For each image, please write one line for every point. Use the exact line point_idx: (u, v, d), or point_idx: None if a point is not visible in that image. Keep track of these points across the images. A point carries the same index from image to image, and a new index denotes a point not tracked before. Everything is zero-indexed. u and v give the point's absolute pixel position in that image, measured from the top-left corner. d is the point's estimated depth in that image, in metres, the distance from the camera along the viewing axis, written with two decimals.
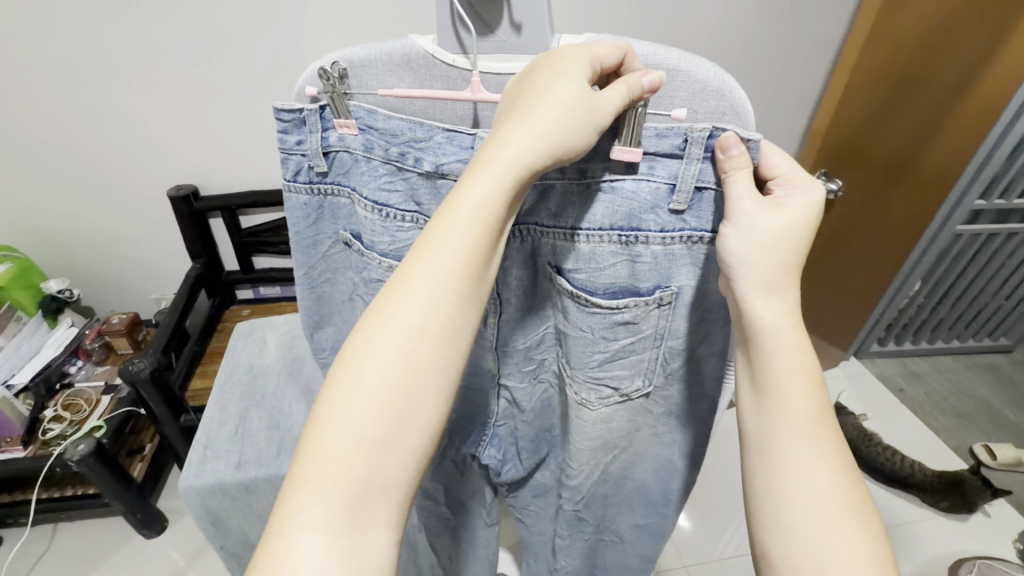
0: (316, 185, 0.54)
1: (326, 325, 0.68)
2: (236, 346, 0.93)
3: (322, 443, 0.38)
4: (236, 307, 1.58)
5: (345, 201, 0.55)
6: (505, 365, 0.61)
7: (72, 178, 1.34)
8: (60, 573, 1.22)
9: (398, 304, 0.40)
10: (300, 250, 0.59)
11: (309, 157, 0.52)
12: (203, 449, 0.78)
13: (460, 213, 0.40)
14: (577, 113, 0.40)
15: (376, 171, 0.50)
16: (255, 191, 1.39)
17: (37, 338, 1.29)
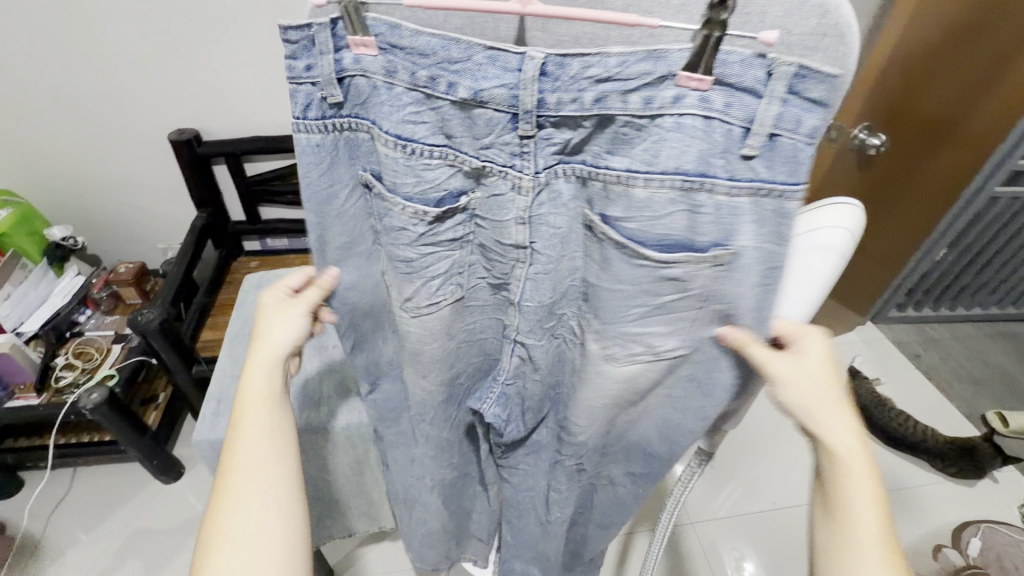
0: (330, 120, 0.48)
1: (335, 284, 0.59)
2: (247, 298, 0.90)
3: (223, 506, 0.49)
4: (243, 259, 1.56)
5: (366, 139, 0.49)
6: (524, 324, 0.57)
7: (69, 120, 1.27)
8: (82, 514, 1.25)
9: (247, 395, 0.54)
10: (314, 197, 0.52)
11: (320, 86, 0.46)
12: (215, 403, 0.76)
13: (253, 397, 0.54)
14: (285, 336, 0.57)
15: (399, 100, 0.44)
16: (260, 137, 1.32)
17: (44, 286, 1.26)
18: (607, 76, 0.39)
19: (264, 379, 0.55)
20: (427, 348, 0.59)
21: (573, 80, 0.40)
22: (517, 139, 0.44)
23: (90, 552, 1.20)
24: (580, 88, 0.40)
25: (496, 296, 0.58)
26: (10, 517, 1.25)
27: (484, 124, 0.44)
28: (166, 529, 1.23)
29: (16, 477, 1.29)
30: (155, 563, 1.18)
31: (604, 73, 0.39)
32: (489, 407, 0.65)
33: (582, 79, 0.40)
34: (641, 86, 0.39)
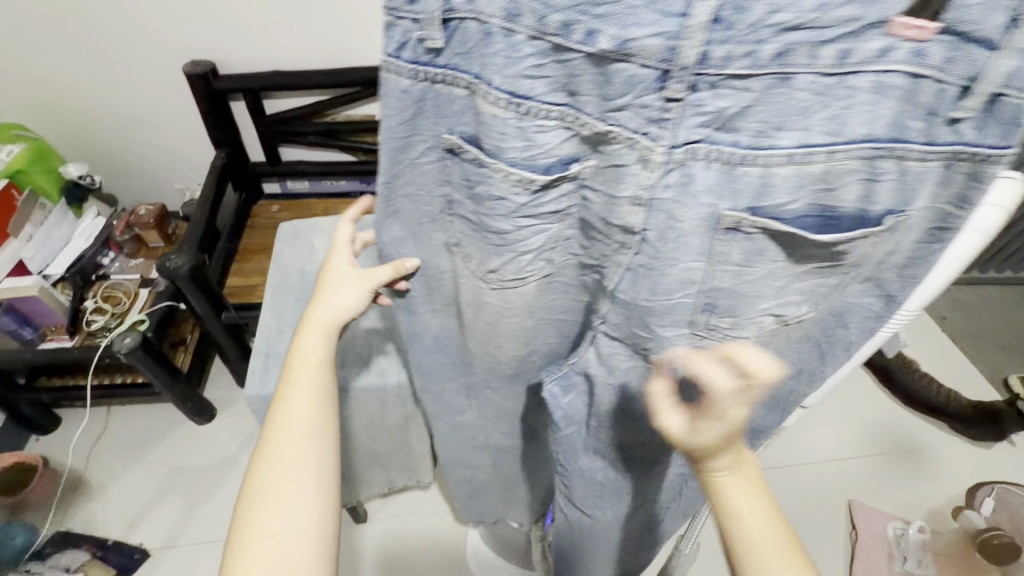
0: (423, 68, 0.37)
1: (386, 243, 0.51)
2: (284, 249, 0.86)
3: (267, 468, 0.53)
4: (265, 202, 1.51)
5: (462, 96, 0.38)
6: (613, 318, 0.47)
7: (80, 47, 1.21)
8: (121, 453, 1.28)
9: (299, 358, 0.58)
10: (388, 158, 0.42)
11: (421, 25, 0.35)
12: (263, 358, 0.74)
13: (304, 361, 0.58)
14: (344, 305, 0.60)
15: (517, 51, 0.34)
16: (281, 71, 1.27)
17: (66, 227, 1.24)
18: (797, 23, 0.30)
19: (311, 343, 0.58)
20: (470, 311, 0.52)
21: (753, 28, 0.30)
22: (660, 103, 0.33)
23: (133, 487, 1.24)
24: (760, 38, 0.30)
25: (585, 278, 0.49)
26: (51, 452, 1.28)
27: (622, 83, 0.33)
28: (203, 467, 1.27)
29: (54, 414, 1.31)
30: (196, 500, 1.22)
31: (796, 18, 0.30)
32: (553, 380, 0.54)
33: (764, 27, 0.30)
34: (841, 35, 0.30)
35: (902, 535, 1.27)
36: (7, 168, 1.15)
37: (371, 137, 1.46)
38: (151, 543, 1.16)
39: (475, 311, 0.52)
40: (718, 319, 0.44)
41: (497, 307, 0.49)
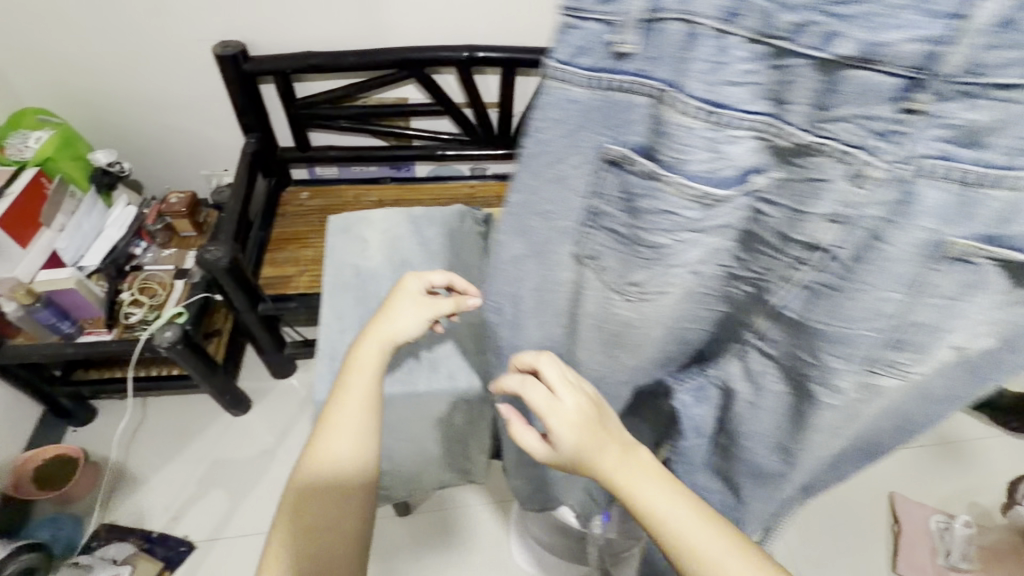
0: (601, 76, 0.32)
1: (509, 259, 0.42)
2: (336, 244, 0.84)
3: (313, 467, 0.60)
4: (293, 189, 1.47)
5: (642, 106, 0.32)
6: (768, 339, 0.40)
7: (104, 29, 1.16)
8: (160, 444, 1.29)
9: (354, 367, 0.63)
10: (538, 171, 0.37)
11: (614, 29, 0.30)
12: (328, 361, 0.71)
13: (362, 367, 0.63)
14: (402, 327, 0.64)
15: (724, 56, 0.29)
16: (312, 53, 1.21)
17: (97, 217, 1.21)
18: None
19: (368, 351, 0.64)
20: (578, 329, 0.48)
21: None
22: (890, 113, 0.28)
23: (174, 479, 1.24)
24: None
25: (738, 291, 0.41)
26: (90, 444, 1.28)
27: (851, 90, 0.29)
28: (244, 460, 1.28)
29: (90, 406, 1.30)
30: (240, 491, 1.24)
31: None
32: (683, 391, 0.47)
33: None
34: None
35: (946, 529, 1.27)
36: (37, 156, 1.12)
37: (400, 122, 1.43)
38: (198, 534, 1.17)
39: (604, 334, 0.46)
40: (899, 356, 0.35)
41: (623, 332, 0.45)
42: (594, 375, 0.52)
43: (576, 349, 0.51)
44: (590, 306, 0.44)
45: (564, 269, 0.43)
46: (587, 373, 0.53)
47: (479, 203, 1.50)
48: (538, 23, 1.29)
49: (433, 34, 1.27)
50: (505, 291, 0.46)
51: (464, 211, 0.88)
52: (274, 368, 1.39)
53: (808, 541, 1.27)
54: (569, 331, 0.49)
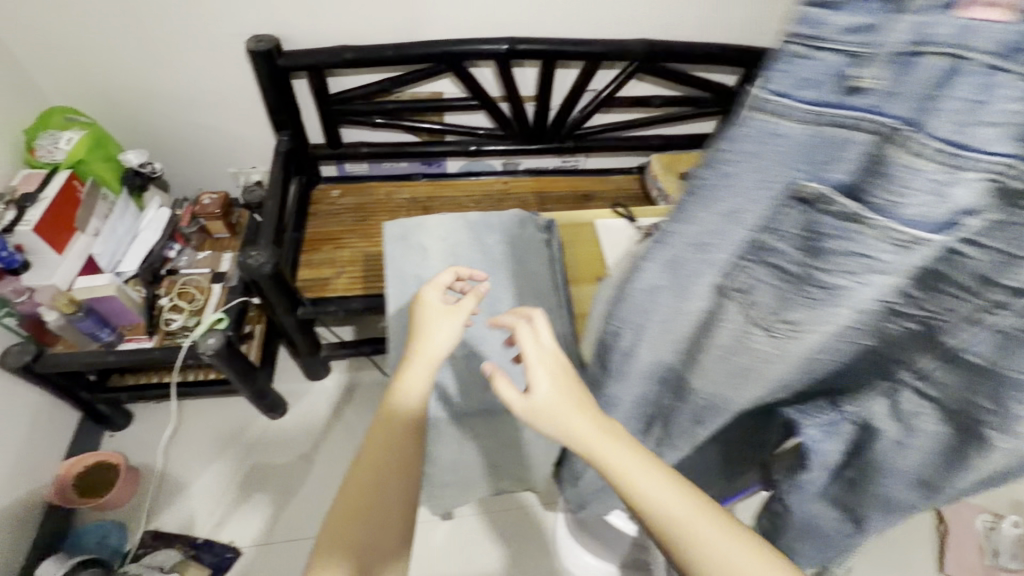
0: (825, 111, 0.27)
1: (644, 290, 0.40)
2: (394, 253, 0.81)
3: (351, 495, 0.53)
4: (324, 187, 1.44)
5: (856, 144, 0.28)
6: (937, 376, 0.38)
7: (131, 25, 1.10)
8: (198, 449, 1.27)
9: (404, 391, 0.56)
10: (709, 210, 0.32)
11: (859, 64, 0.25)
12: None
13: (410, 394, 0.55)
14: (444, 344, 0.57)
15: (992, 94, 0.24)
16: (348, 46, 1.17)
17: (130, 219, 1.18)
18: None
19: (418, 374, 0.56)
20: (698, 359, 0.45)
21: None
22: None
23: (213, 486, 1.23)
24: None
25: (901, 332, 0.38)
26: (127, 450, 1.26)
27: None
28: (284, 465, 1.27)
29: (125, 411, 1.28)
30: (282, 497, 1.23)
31: None
32: (811, 425, 0.45)
33: None
34: None
35: (993, 529, 1.26)
36: (69, 159, 1.08)
37: (433, 118, 1.40)
38: (243, 541, 1.16)
39: (732, 366, 0.43)
40: None
41: (754, 366, 0.42)
42: (704, 403, 0.50)
43: (689, 376, 0.48)
44: (722, 338, 0.41)
45: (699, 300, 0.39)
46: (696, 401, 0.50)
47: (513, 199, 1.46)
48: (579, 13, 1.24)
49: (472, 26, 1.22)
50: (628, 321, 0.43)
51: (524, 216, 0.86)
52: (307, 370, 1.37)
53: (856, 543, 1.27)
54: (683, 359, 0.47)
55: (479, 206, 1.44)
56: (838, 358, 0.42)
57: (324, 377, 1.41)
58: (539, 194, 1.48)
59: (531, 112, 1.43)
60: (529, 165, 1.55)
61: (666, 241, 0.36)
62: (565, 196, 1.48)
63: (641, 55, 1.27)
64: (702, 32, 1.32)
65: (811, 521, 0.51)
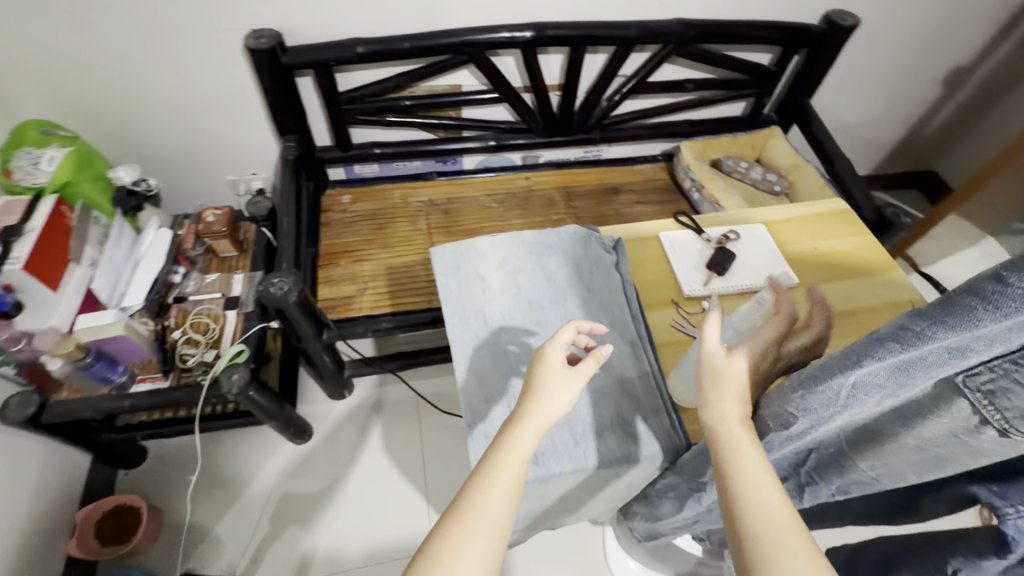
0: None
1: (851, 381, 0.34)
2: (450, 285, 0.73)
3: (465, 509, 0.43)
4: (334, 192, 1.32)
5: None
6: None
7: (109, 23, 0.96)
8: (223, 483, 1.20)
9: (531, 426, 0.47)
10: (1005, 322, 0.26)
11: None
12: (484, 440, 0.62)
13: (515, 450, 0.46)
14: (558, 410, 0.49)
15: None
16: (360, 39, 1.05)
17: (127, 243, 1.08)
18: None
19: (524, 442, 0.47)
20: (879, 444, 0.39)
21: None
22: None
23: (242, 523, 1.15)
24: None
25: None
26: (145, 489, 1.17)
27: None
28: (315, 493, 1.20)
29: (140, 447, 1.19)
30: (317, 528, 1.16)
31: None
32: (1015, 515, 0.37)
33: None
34: None
35: None
36: (53, 182, 0.96)
37: (451, 112, 1.28)
38: None
39: (924, 456, 0.37)
40: None
41: (958, 459, 0.35)
42: (860, 480, 0.44)
43: (852, 455, 0.42)
44: (931, 430, 0.34)
45: (914, 391, 0.33)
46: (850, 477, 0.44)
47: (537, 197, 1.37)
48: None
49: (493, 11, 1.10)
50: (813, 409, 0.38)
51: (585, 234, 0.78)
52: (330, 392, 1.29)
53: None
54: (852, 438, 0.41)
55: (502, 206, 1.34)
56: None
57: (347, 396, 1.34)
58: (565, 189, 1.39)
59: (555, 102, 1.32)
60: (549, 157, 1.45)
61: (920, 343, 0.30)
62: (592, 190, 1.39)
63: (677, 37, 1.17)
64: (737, 9, 1.22)
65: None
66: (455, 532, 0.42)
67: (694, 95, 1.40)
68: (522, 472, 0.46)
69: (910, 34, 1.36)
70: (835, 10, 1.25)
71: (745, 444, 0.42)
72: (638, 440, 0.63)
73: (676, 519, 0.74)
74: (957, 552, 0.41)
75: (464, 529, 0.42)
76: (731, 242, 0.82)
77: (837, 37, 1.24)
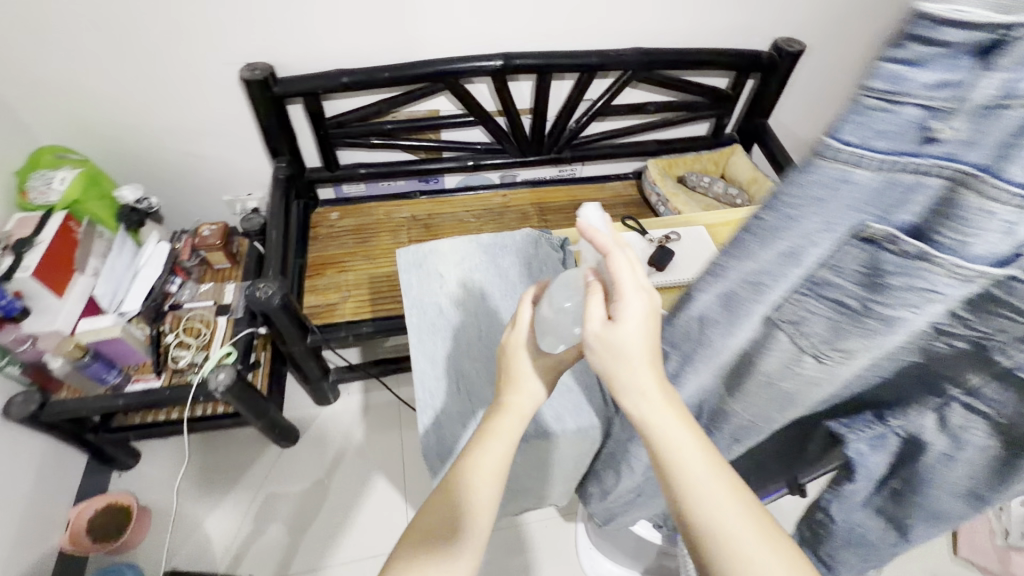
0: (895, 161, 0.25)
1: (696, 317, 0.41)
2: (412, 282, 0.81)
3: (454, 493, 0.46)
4: (323, 210, 1.42)
5: (926, 190, 0.26)
6: (984, 386, 0.36)
7: (119, 58, 1.08)
8: (211, 485, 1.25)
9: (513, 409, 0.51)
10: (769, 250, 0.32)
11: (940, 115, 0.23)
12: (431, 411, 0.69)
13: (499, 435, 0.49)
14: (533, 396, 0.52)
15: None
16: (344, 70, 1.16)
17: (128, 255, 1.17)
18: None
19: (507, 428, 0.50)
20: (742, 384, 0.46)
21: None
22: None
23: (227, 520, 1.20)
24: None
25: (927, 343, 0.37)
26: (138, 489, 1.23)
27: None
28: (298, 493, 1.25)
29: (132, 449, 1.25)
30: (299, 527, 1.21)
31: None
32: (857, 440, 0.44)
33: None
34: None
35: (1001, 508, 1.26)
36: (63, 200, 1.06)
37: (431, 135, 1.39)
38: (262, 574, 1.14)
39: (775, 390, 0.43)
40: None
41: (798, 389, 0.42)
42: (743, 424, 0.50)
43: (729, 398, 0.49)
44: (769, 364, 0.41)
45: (747, 330, 0.40)
46: (736, 422, 0.51)
47: (513, 211, 1.46)
48: (573, 25, 1.24)
49: (464, 45, 1.22)
50: (679, 344, 0.45)
51: (537, 236, 0.86)
52: (315, 397, 1.36)
53: None
54: (725, 382, 0.48)
55: (479, 221, 1.43)
56: (886, 377, 0.42)
57: (333, 402, 1.40)
58: (539, 206, 1.48)
59: (527, 125, 1.43)
60: (526, 176, 1.55)
61: (724, 276, 0.37)
62: (565, 206, 1.49)
63: (635, 64, 1.28)
64: (690, 39, 1.34)
65: (852, 525, 0.48)
66: (446, 508, 0.46)
67: (658, 117, 1.50)
68: (506, 452, 0.49)
69: (855, 59, 1.47)
70: (782, 38, 1.36)
71: (675, 433, 0.41)
72: (574, 413, 0.70)
73: (620, 496, 0.79)
74: (828, 486, 0.48)
75: (455, 507, 0.45)
76: (673, 242, 0.90)
77: (785, 63, 1.34)
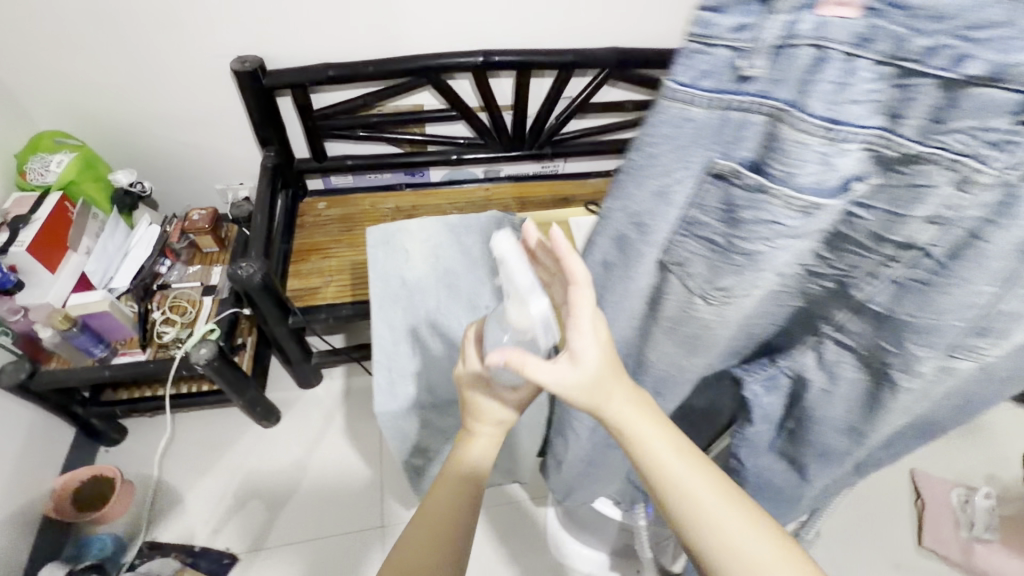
0: (721, 96, 0.32)
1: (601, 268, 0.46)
2: (378, 257, 0.85)
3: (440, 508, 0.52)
4: (310, 200, 1.47)
5: (757, 124, 0.33)
6: (847, 321, 0.42)
7: (117, 49, 1.14)
8: (193, 459, 1.29)
9: (487, 428, 0.55)
10: (644, 188, 0.37)
11: (742, 53, 0.30)
12: (386, 371, 0.74)
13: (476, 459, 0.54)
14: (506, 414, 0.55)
15: (861, 74, 0.30)
16: (329, 64, 1.22)
17: (121, 237, 1.22)
18: None
19: (481, 449, 0.55)
20: (653, 331, 0.51)
21: None
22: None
23: (207, 493, 1.25)
24: None
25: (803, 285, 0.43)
26: (122, 462, 1.28)
27: (984, 109, 0.28)
28: (277, 471, 1.29)
29: (119, 425, 1.29)
30: (276, 502, 1.25)
31: None
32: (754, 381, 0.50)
33: None
34: None
35: (967, 501, 1.26)
36: (59, 181, 1.12)
37: (416, 129, 1.44)
38: (238, 546, 1.18)
39: (680, 335, 0.48)
40: (981, 341, 0.37)
41: (698, 333, 0.47)
42: (661, 374, 0.55)
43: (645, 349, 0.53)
44: (670, 308, 0.46)
45: (643, 276, 0.44)
46: (659, 373, 0.56)
47: (495, 205, 1.50)
48: (550, 24, 1.29)
49: (447, 42, 1.28)
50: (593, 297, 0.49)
51: (500, 217, 0.91)
52: (298, 379, 1.40)
53: (846, 540, 1.23)
54: (642, 332, 0.53)
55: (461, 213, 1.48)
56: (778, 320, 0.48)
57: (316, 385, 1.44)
58: (521, 199, 1.52)
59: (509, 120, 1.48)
60: (509, 171, 1.60)
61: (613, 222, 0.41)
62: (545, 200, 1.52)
63: (611, 63, 1.32)
64: (665, 40, 1.39)
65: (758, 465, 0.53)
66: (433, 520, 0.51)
67: (637, 115, 1.55)
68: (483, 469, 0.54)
69: None
70: None
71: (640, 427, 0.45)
72: None
73: (570, 464, 0.83)
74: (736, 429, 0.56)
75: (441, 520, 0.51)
76: None
77: None
